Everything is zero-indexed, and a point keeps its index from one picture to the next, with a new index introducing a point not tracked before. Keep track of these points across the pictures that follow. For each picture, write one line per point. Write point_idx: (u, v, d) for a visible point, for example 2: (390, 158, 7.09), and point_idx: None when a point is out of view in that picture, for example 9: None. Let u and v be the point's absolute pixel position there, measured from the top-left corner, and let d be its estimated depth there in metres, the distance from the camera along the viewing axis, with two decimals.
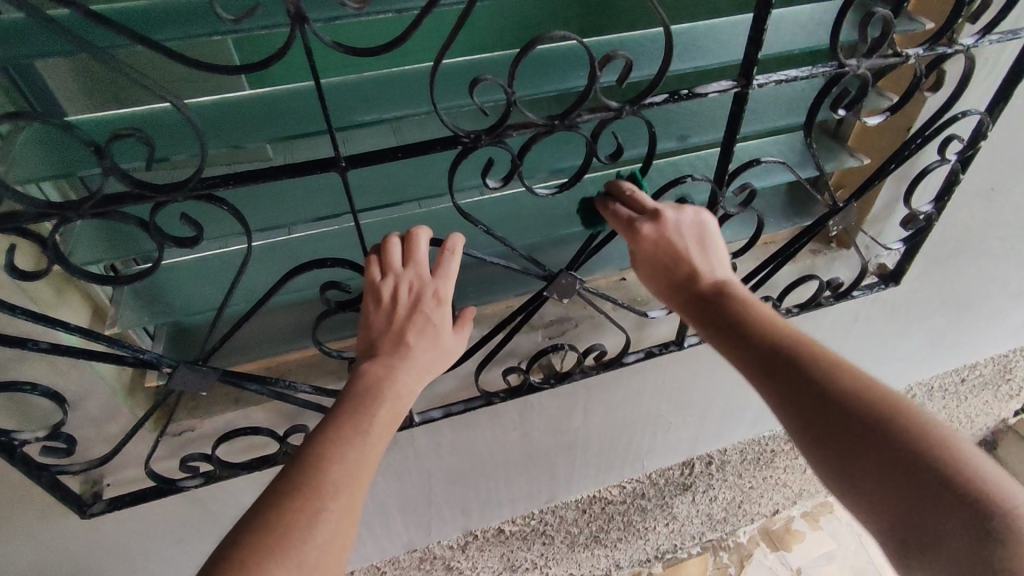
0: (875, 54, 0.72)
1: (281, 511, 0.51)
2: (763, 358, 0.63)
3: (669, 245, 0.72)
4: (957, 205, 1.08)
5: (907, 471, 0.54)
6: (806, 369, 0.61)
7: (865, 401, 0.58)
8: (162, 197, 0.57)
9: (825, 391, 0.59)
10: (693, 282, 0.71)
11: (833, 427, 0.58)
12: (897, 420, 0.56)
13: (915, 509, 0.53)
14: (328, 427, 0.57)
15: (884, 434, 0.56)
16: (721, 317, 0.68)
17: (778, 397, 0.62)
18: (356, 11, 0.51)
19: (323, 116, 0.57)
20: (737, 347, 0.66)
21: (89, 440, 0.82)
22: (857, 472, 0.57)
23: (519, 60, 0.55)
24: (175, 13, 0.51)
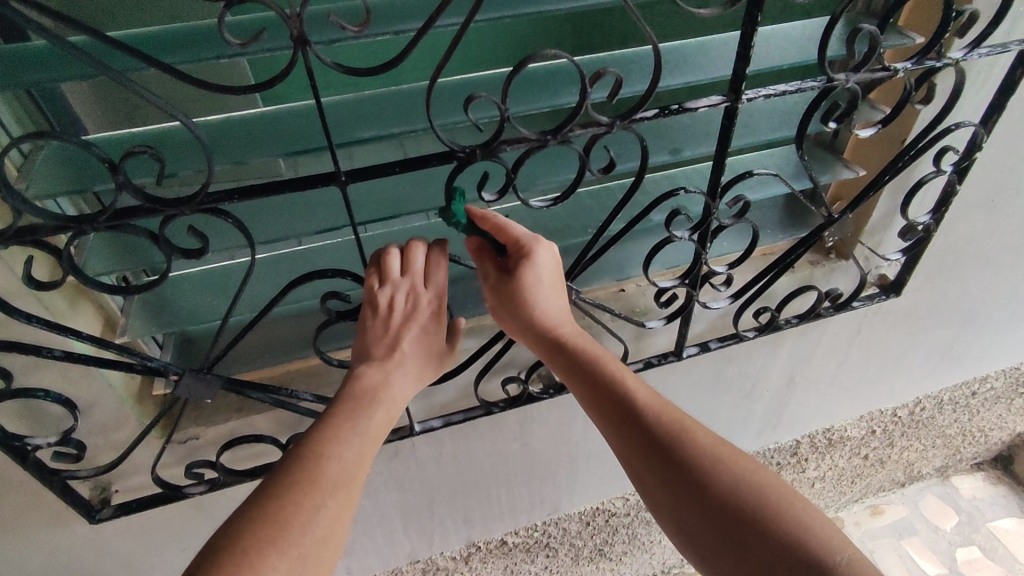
0: (862, 68, 0.73)
1: (281, 502, 0.53)
2: (624, 410, 0.69)
3: (542, 286, 0.74)
4: (957, 217, 1.08)
5: (744, 516, 0.60)
6: (657, 422, 0.67)
7: (706, 453, 0.64)
8: (171, 211, 0.59)
9: (672, 443, 0.66)
10: (561, 330, 0.75)
11: (678, 476, 0.64)
12: (730, 470, 0.63)
13: (747, 550, 0.59)
14: (325, 426, 0.60)
15: (722, 484, 0.62)
16: (585, 367, 0.73)
17: (633, 448, 0.67)
18: (354, 34, 0.53)
19: (324, 132, 0.60)
20: (598, 399, 0.71)
21: (98, 446, 0.84)
22: (699, 518, 0.62)
23: (511, 79, 0.57)
24: (184, 37, 0.54)
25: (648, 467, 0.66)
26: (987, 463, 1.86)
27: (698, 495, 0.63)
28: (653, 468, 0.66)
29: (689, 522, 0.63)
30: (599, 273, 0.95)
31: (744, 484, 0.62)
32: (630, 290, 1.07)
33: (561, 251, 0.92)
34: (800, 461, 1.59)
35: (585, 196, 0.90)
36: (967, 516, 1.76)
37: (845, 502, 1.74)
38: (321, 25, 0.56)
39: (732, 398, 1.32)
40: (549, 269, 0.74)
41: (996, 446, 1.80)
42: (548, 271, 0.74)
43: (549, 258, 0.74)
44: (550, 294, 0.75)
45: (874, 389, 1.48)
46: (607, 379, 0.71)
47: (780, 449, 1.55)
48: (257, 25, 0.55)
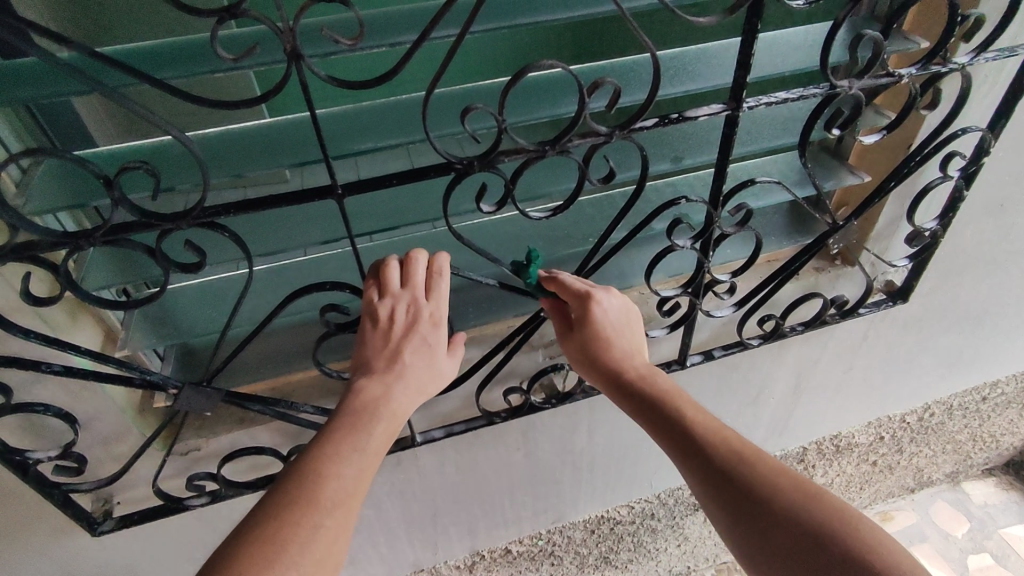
0: (866, 75, 0.72)
1: (279, 522, 0.52)
2: (684, 440, 0.69)
3: (606, 329, 0.78)
4: (965, 222, 1.06)
5: (819, 546, 0.58)
6: (723, 452, 0.67)
7: (776, 482, 0.63)
8: (167, 225, 0.59)
9: (740, 473, 0.65)
10: (626, 367, 0.77)
11: (748, 506, 0.63)
12: (790, 496, 0.62)
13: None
14: (324, 442, 0.59)
15: (794, 514, 0.61)
16: (649, 400, 0.73)
17: (700, 477, 0.67)
18: (349, 47, 0.53)
19: (320, 146, 0.59)
20: (664, 429, 0.71)
21: (99, 459, 0.84)
22: (772, 549, 0.60)
23: (508, 90, 0.57)
24: (180, 53, 0.54)
25: (716, 497, 0.66)
26: (999, 469, 1.83)
27: (769, 524, 0.61)
28: (720, 498, 0.65)
29: (761, 553, 0.61)
30: (600, 281, 0.94)
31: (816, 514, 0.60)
32: (633, 298, 1.06)
33: (562, 260, 0.91)
34: (807, 468, 1.58)
35: (586, 204, 0.89)
36: (979, 523, 1.73)
37: (853, 509, 1.72)
38: (316, 39, 0.55)
39: (738, 405, 1.30)
40: (612, 312, 0.78)
41: (1008, 451, 1.78)
42: (612, 315, 0.78)
43: (612, 304, 0.78)
44: (619, 339, 0.79)
45: (882, 395, 1.46)
46: (672, 410, 0.72)
47: (786, 455, 1.53)
48: (252, 40, 0.55)
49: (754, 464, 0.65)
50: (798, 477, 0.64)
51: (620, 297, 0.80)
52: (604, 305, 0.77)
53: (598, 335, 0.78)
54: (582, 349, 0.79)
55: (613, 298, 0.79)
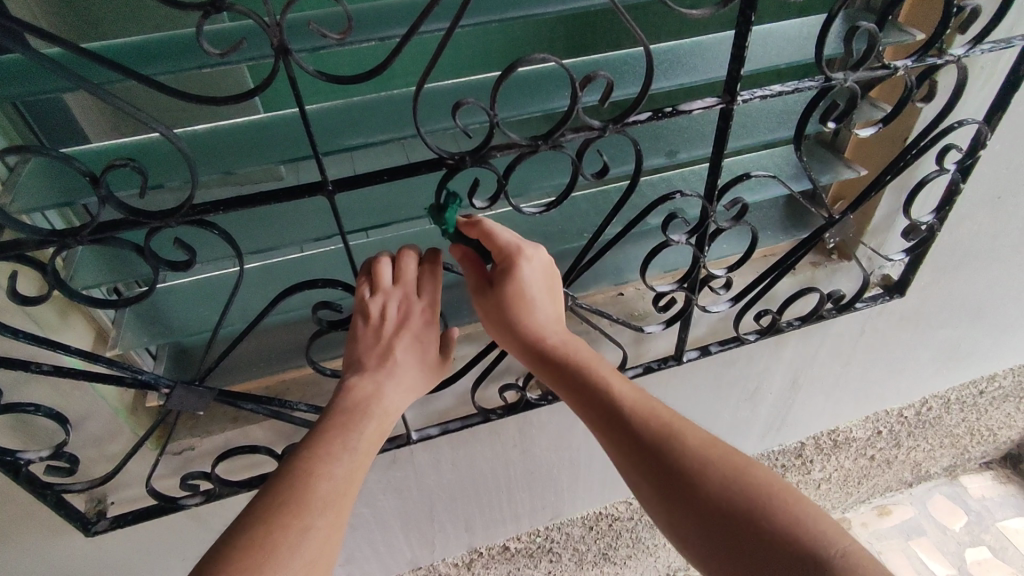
0: (861, 67, 0.71)
1: (269, 524, 0.52)
2: (611, 415, 0.67)
3: (528, 293, 0.72)
4: (962, 215, 1.06)
5: (747, 522, 0.58)
6: (651, 426, 0.65)
7: (704, 458, 0.62)
8: (155, 223, 0.58)
9: (666, 446, 0.64)
10: (547, 338, 0.73)
11: (676, 485, 0.62)
12: (714, 466, 0.61)
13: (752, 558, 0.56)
14: (314, 444, 0.59)
15: (721, 490, 0.60)
16: (575, 378, 0.70)
17: (628, 458, 0.65)
18: (338, 41, 0.52)
19: (310, 142, 0.59)
20: (590, 410, 0.69)
21: (92, 459, 0.84)
22: (700, 526, 0.60)
23: (500, 84, 0.56)
24: (165, 47, 0.53)
25: (644, 478, 0.64)
26: (997, 462, 1.83)
27: (697, 502, 0.60)
28: (649, 478, 0.64)
29: (692, 532, 0.61)
30: (596, 277, 0.94)
31: (744, 488, 0.59)
32: (629, 294, 1.06)
33: (557, 256, 0.91)
34: (806, 464, 1.58)
35: (581, 200, 0.89)
36: (976, 516, 1.73)
37: (852, 503, 1.72)
38: (303, 34, 0.55)
39: (735, 401, 1.30)
40: (535, 275, 0.72)
41: (1006, 445, 1.78)
42: (535, 278, 0.72)
43: (536, 264, 0.72)
44: (542, 304, 0.73)
45: (879, 390, 1.46)
46: (598, 387, 0.69)
47: (784, 451, 1.54)
48: (239, 34, 0.54)
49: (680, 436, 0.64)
50: (722, 449, 0.63)
51: (543, 256, 0.73)
52: (529, 266, 0.71)
53: (518, 302, 0.72)
54: (504, 317, 0.74)
55: (537, 258, 0.72)
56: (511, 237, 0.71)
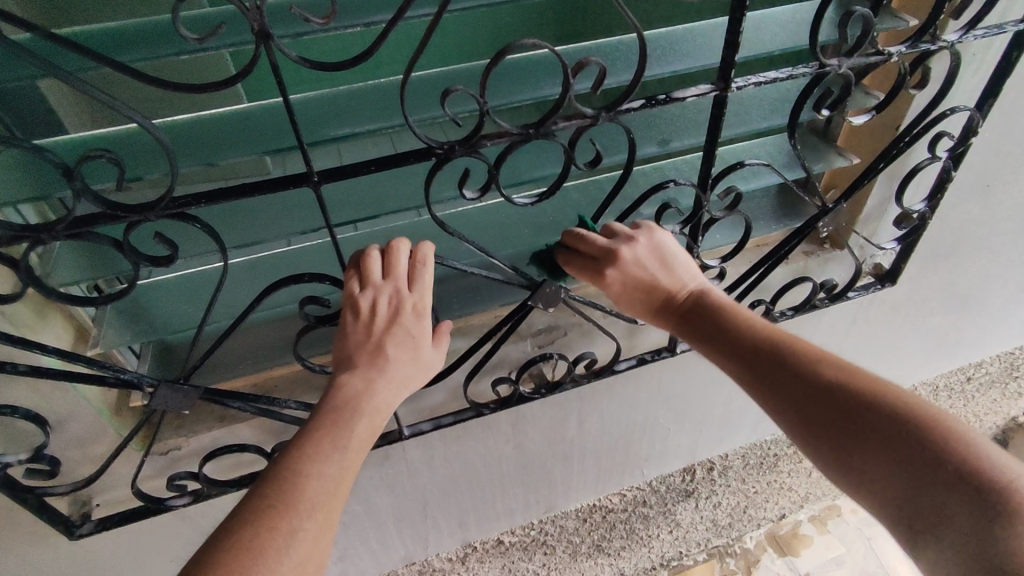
0: (855, 53, 0.71)
1: (256, 527, 0.50)
2: (744, 353, 0.67)
3: (642, 272, 0.75)
4: (953, 202, 1.06)
5: (906, 456, 0.54)
6: (785, 360, 0.64)
7: (856, 392, 0.59)
8: (135, 217, 0.56)
9: (805, 378, 0.62)
10: (674, 297, 0.75)
11: (824, 422, 0.60)
12: (858, 395, 0.59)
13: (913, 494, 0.53)
14: (302, 443, 0.57)
15: (874, 424, 0.57)
16: (711, 329, 0.71)
17: (768, 399, 0.64)
18: (321, 26, 0.50)
19: (293, 131, 0.57)
20: (727, 356, 0.69)
21: (75, 461, 0.82)
22: (848, 455, 0.58)
23: (490, 71, 0.54)
24: (142, 33, 0.51)
25: (787, 419, 0.63)
26: None
27: (848, 437, 0.58)
28: (793, 419, 0.62)
29: (843, 470, 0.58)
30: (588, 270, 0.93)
31: (899, 421, 0.56)
32: None
33: None
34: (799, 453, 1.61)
35: (573, 190, 0.87)
36: None
37: None
38: (287, 19, 0.53)
39: (728, 392, 1.30)
40: (643, 257, 0.75)
41: None
42: (645, 260, 0.75)
43: (636, 256, 0.74)
44: (661, 276, 0.75)
45: None
46: (735, 333, 0.69)
47: (776, 440, 1.63)
48: (217, 18, 0.52)
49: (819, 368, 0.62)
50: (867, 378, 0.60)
51: (647, 237, 0.76)
52: (635, 256, 0.74)
53: (634, 277, 0.74)
54: (624, 302, 0.77)
55: (640, 243, 0.75)
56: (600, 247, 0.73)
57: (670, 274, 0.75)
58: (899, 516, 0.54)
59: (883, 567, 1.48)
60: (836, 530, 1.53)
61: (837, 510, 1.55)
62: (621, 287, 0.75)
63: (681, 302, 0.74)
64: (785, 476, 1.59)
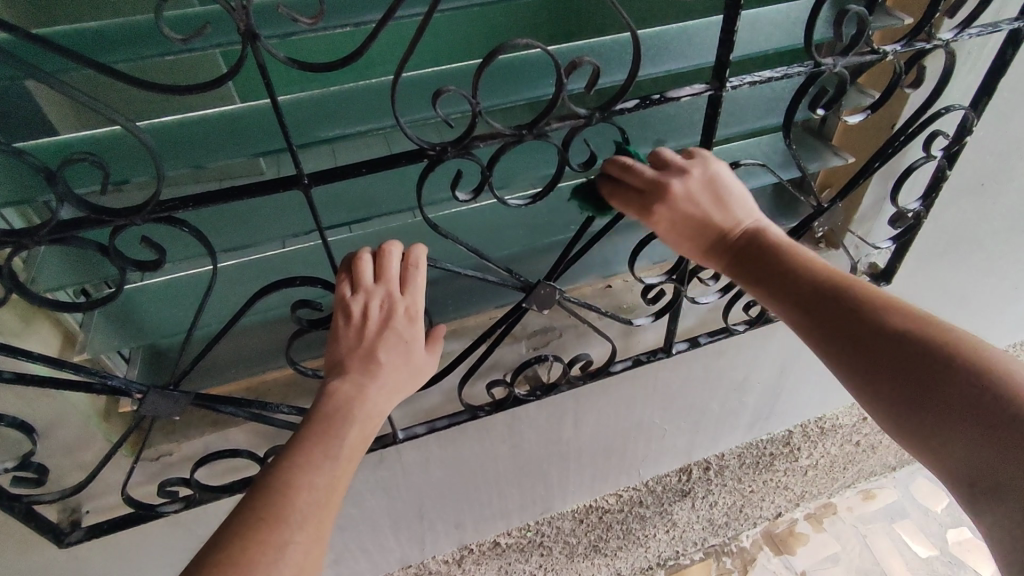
0: (850, 52, 0.70)
1: (246, 540, 0.49)
2: (804, 299, 0.61)
3: (694, 208, 0.66)
4: (948, 202, 1.06)
5: (986, 415, 0.51)
6: (853, 308, 0.58)
7: (934, 345, 0.54)
8: (120, 221, 0.55)
9: (874, 330, 0.57)
10: (726, 235, 0.67)
11: (893, 376, 0.55)
12: (933, 351, 0.54)
13: (989, 455, 0.50)
14: (293, 452, 0.56)
15: (951, 380, 0.53)
16: (769, 271, 0.64)
17: (831, 349, 0.59)
18: (309, 27, 0.50)
19: (282, 133, 0.56)
20: (785, 299, 0.62)
21: (64, 468, 0.80)
22: (914, 412, 0.55)
23: (482, 71, 0.54)
24: (124, 33, 0.50)
25: (852, 371, 0.58)
26: None
27: (921, 393, 0.54)
28: (858, 370, 0.57)
29: (908, 425, 0.55)
30: (584, 269, 0.94)
31: (981, 378, 0.52)
32: (618, 286, 1.03)
33: (544, 249, 0.89)
34: (795, 450, 1.59)
35: (567, 191, 0.87)
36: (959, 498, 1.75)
37: None
38: (274, 20, 0.52)
39: (724, 392, 1.30)
40: (695, 191, 0.66)
41: None
42: (698, 194, 0.66)
43: (688, 191, 0.66)
44: (713, 212, 0.67)
45: None
46: (798, 274, 0.62)
47: (772, 439, 1.58)
48: (201, 18, 0.51)
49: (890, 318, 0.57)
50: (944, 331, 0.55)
51: (702, 169, 0.67)
52: (687, 191, 0.66)
53: (685, 215, 0.66)
54: (669, 238, 0.69)
55: (693, 176, 0.66)
56: (649, 178, 0.65)
57: (724, 209, 0.67)
58: (966, 476, 0.52)
59: (879, 564, 1.49)
60: (831, 529, 1.55)
61: (832, 508, 1.57)
62: (669, 227, 0.67)
63: (734, 241, 0.67)
64: (782, 475, 1.57)
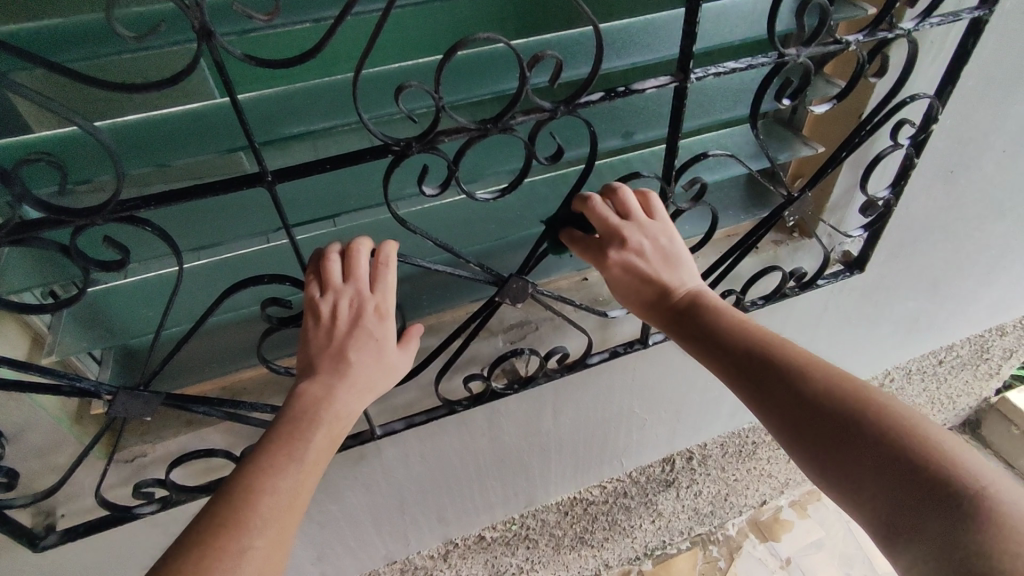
0: (813, 42, 0.71)
1: (204, 547, 0.51)
2: (734, 360, 0.66)
3: (643, 265, 0.73)
4: (916, 190, 1.07)
5: (890, 469, 0.54)
6: (777, 369, 0.64)
7: (855, 409, 0.58)
8: (81, 221, 0.55)
9: (798, 388, 0.61)
10: (673, 297, 0.73)
11: (815, 436, 0.59)
12: (846, 408, 0.58)
13: (889, 501, 0.54)
14: (256, 457, 0.58)
15: (860, 432, 0.57)
16: (704, 331, 0.70)
17: (761, 409, 0.64)
18: (265, 23, 0.50)
19: (244, 131, 0.56)
20: (718, 359, 0.68)
21: (36, 471, 0.80)
22: (831, 466, 0.58)
23: (443, 65, 0.54)
24: (72, 29, 0.49)
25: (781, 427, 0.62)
26: (956, 429, 1.94)
27: (841, 451, 0.57)
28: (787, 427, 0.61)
29: (831, 483, 0.58)
30: (559, 262, 0.96)
31: (896, 439, 0.55)
32: (594, 278, 1.04)
33: (517, 243, 0.89)
34: (776, 439, 1.59)
35: (539, 184, 0.87)
36: None
37: None
38: (233, 16, 0.52)
39: (705, 381, 1.31)
40: (648, 247, 0.73)
41: (965, 411, 1.87)
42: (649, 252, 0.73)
43: (638, 246, 0.72)
44: (662, 272, 0.73)
45: (846, 363, 1.48)
46: (726, 336, 0.68)
47: (754, 428, 1.57)
48: (155, 15, 0.51)
49: (812, 377, 0.61)
50: (860, 393, 0.59)
51: (657, 229, 0.74)
52: (636, 245, 0.72)
53: (634, 269, 0.73)
54: (617, 293, 0.76)
55: (647, 233, 0.73)
56: (614, 219, 0.72)
57: (671, 269, 0.74)
58: (879, 523, 0.54)
59: (862, 549, 1.62)
60: (816, 514, 1.68)
61: (817, 495, 1.70)
62: (617, 276, 0.73)
63: (675, 302, 0.73)
64: (764, 463, 1.60)
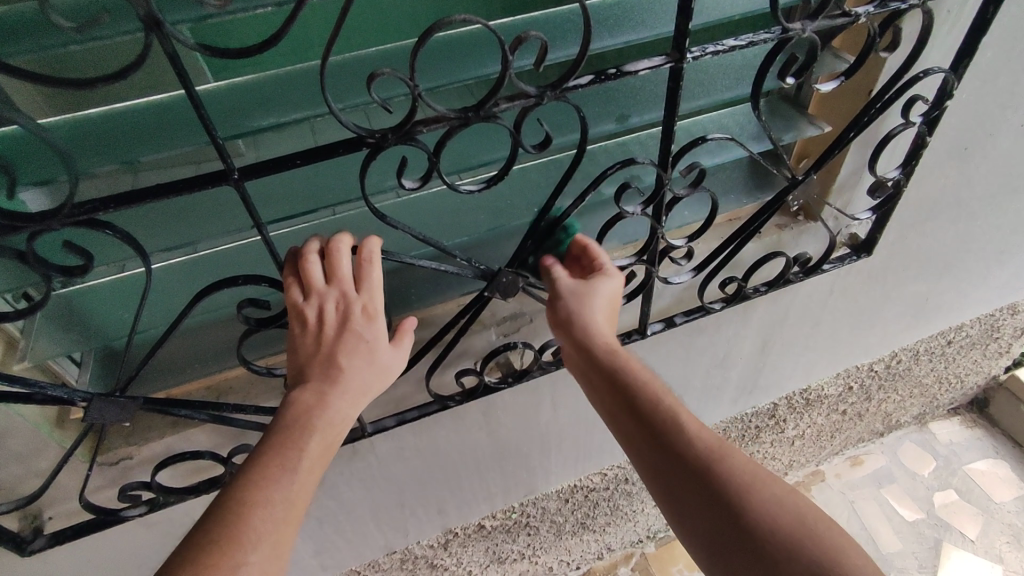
0: (820, 15, 0.66)
1: (195, 565, 0.50)
2: (640, 401, 0.70)
3: (601, 300, 0.77)
4: (929, 167, 1.02)
5: (748, 520, 0.61)
6: (674, 420, 0.68)
7: (731, 463, 0.64)
8: (35, 226, 0.52)
9: (688, 440, 0.66)
10: (597, 337, 0.75)
11: (689, 480, 0.64)
12: (725, 462, 0.64)
13: (745, 545, 0.60)
14: (250, 470, 0.56)
15: (728, 484, 0.63)
16: (614, 371, 0.73)
17: (650, 450, 0.68)
18: (219, 8, 0.46)
19: (205, 126, 0.52)
20: (621, 398, 0.71)
21: (19, 476, 0.78)
22: (698, 508, 0.64)
23: (418, 50, 0.49)
24: (4, 21, 0.46)
25: (671, 496, 0.66)
26: (964, 408, 1.90)
27: (711, 500, 0.63)
28: (679, 496, 0.65)
29: (694, 525, 0.64)
30: None
31: (759, 495, 0.62)
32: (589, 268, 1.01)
33: (508, 234, 0.85)
34: (780, 422, 1.57)
35: (530, 171, 0.83)
36: (945, 461, 1.79)
37: (825, 457, 1.74)
38: (182, 2, 0.49)
39: (708, 368, 1.27)
40: (609, 292, 0.77)
41: (973, 390, 1.84)
42: (603, 291, 0.77)
43: (618, 287, 0.77)
44: (601, 313, 0.77)
45: (853, 347, 1.45)
46: (637, 384, 0.71)
47: (757, 413, 1.52)
48: (96, 3, 0.46)
49: (699, 436, 0.67)
50: (737, 454, 0.65)
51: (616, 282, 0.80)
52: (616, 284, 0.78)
53: (593, 296, 0.77)
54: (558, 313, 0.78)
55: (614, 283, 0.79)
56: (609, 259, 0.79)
57: (609, 318, 0.78)
58: (728, 561, 0.61)
59: (867, 530, 1.64)
60: (820, 495, 1.71)
61: (821, 476, 1.74)
62: (580, 299, 0.77)
63: (599, 343, 0.75)
64: (767, 447, 1.59)
